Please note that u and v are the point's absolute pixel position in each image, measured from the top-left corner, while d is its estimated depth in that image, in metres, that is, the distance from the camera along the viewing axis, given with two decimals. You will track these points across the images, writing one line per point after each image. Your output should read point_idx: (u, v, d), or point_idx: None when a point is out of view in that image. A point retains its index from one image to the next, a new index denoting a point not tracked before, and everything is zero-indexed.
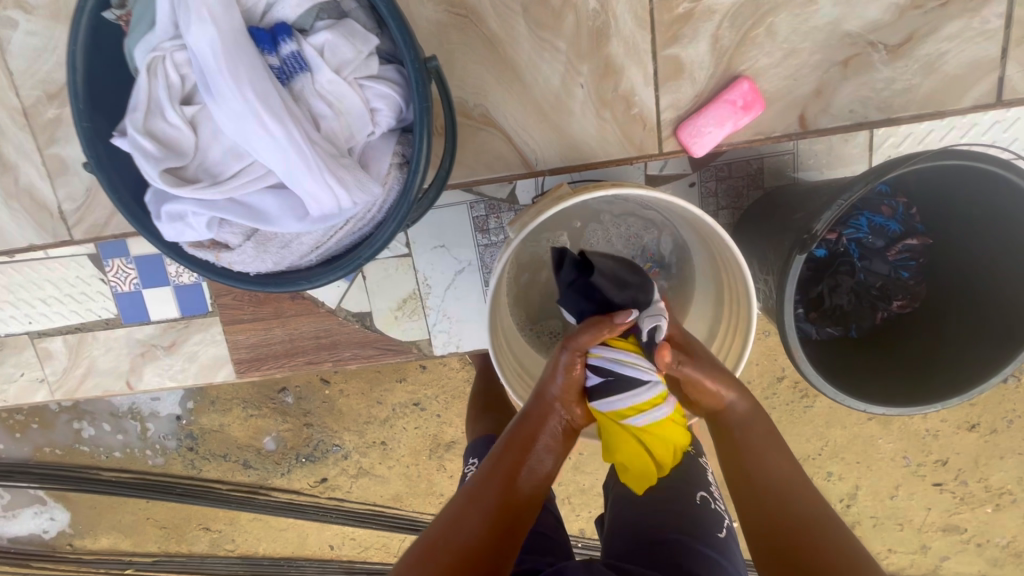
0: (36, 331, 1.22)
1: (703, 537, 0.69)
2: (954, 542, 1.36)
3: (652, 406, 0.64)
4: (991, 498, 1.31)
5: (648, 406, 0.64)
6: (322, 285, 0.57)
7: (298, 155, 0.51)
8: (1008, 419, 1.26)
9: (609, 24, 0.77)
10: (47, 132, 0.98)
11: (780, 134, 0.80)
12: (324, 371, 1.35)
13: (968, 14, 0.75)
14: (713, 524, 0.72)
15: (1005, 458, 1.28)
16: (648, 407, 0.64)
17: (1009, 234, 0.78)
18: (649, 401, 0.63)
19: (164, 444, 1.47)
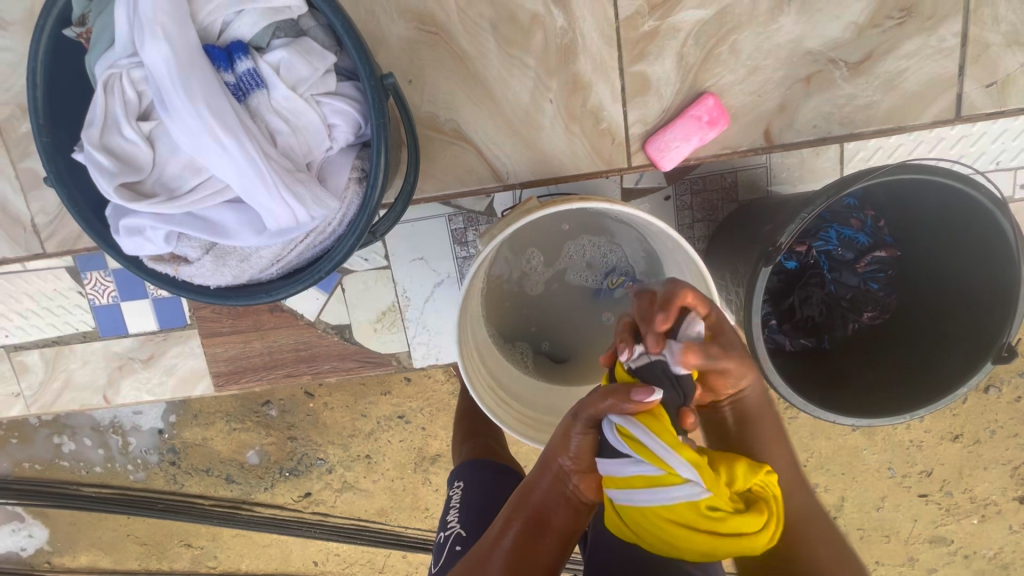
0: (13, 344, 1.21)
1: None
2: (942, 554, 1.36)
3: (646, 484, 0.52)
4: (977, 509, 1.32)
5: (627, 484, 0.53)
6: (282, 299, 0.58)
7: (253, 169, 0.51)
8: (990, 429, 1.26)
9: (577, 41, 0.78)
10: (20, 146, 0.97)
11: (745, 149, 0.82)
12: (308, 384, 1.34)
13: (926, 32, 0.77)
14: None
15: (988, 468, 1.29)
16: (627, 486, 0.53)
17: (970, 246, 0.79)
18: (624, 477, 0.53)
19: (145, 458, 1.45)
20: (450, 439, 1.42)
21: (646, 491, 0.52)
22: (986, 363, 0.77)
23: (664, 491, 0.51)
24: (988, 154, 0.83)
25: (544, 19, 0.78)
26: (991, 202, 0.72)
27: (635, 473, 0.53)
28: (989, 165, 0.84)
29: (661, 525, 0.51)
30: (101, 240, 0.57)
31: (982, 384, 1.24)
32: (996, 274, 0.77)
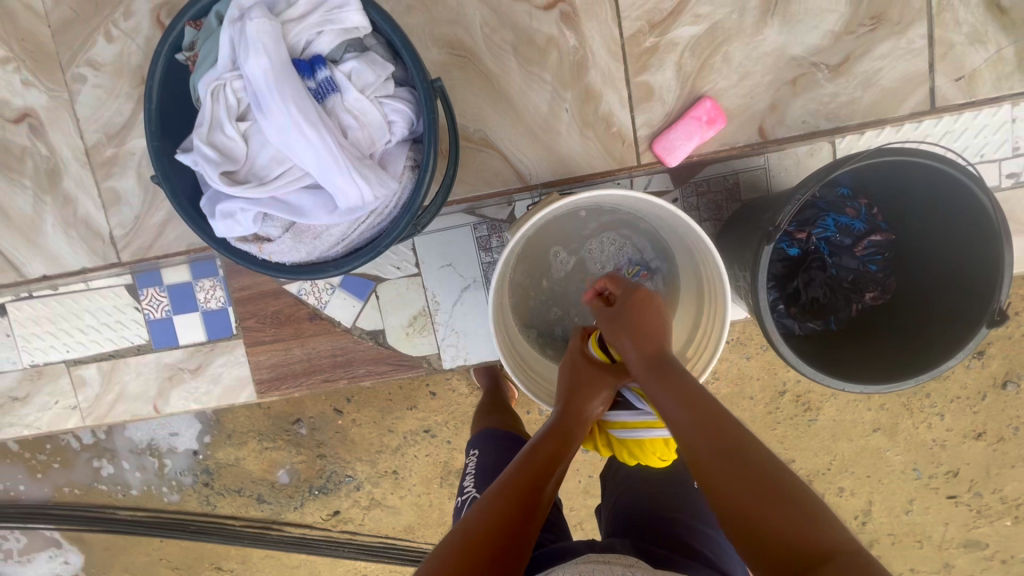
0: (72, 359, 1.31)
1: (701, 516, 0.84)
2: (977, 559, 1.35)
3: (645, 426, 0.82)
4: (1008, 510, 1.32)
5: (633, 426, 0.83)
6: (346, 272, 0.67)
7: (331, 155, 0.61)
8: (1013, 426, 1.28)
9: (588, 57, 0.90)
10: (104, 168, 1.13)
11: (742, 145, 0.91)
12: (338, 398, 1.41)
13: (896, 36, 0.88)
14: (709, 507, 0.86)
15: (1015, 466, 1.30)
16: (633, 426, 0.83)
17: (957, 221, 0.86)
18: (636, 421, 0.82)
19: (179, 480, 1.52)
20: None
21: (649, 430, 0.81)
22: (981, 329, 0.81)
23: (654, 430, 0.81)
24: (973, 147, 0.90)
25: (558, 41, 0.90)
26: (970, 179, 0.79)
27: (642, 418, 0.82)
28: (976, 157, 0.91)
29: (644, 443, 0.83)
30: (196, 226, 0.67)
31: (999, 381, 1.26)
32: (980, 245, 0.83)
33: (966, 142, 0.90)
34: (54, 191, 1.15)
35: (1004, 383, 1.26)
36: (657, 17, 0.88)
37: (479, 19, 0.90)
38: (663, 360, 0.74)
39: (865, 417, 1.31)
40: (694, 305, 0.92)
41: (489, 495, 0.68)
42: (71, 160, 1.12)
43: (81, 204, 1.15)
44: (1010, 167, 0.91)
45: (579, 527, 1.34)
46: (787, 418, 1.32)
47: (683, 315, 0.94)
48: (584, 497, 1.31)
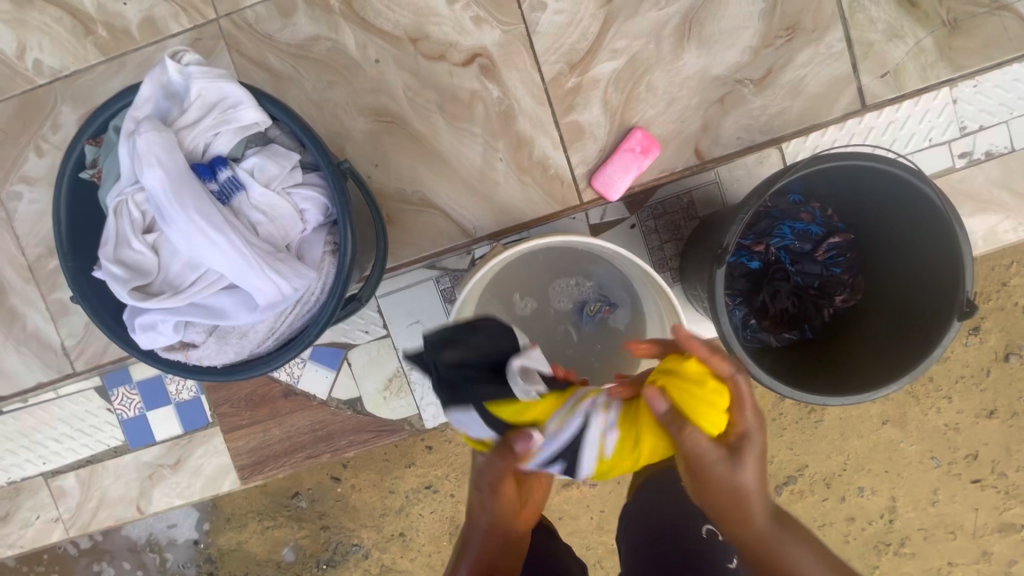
0: (50, 471, 1.27)
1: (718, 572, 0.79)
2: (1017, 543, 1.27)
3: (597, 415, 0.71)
4: None
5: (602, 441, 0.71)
6: (279, 367, 0.65)
7: (240, 256, 0.59)
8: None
9: (514, 106, 0.90)
10: (49, 280, 1.12)
11: (681, 168, 0.90)
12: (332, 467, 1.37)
13: (813, 43, 0.88)
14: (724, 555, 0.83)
15: None
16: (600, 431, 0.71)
17: (908, 215, 0.84)
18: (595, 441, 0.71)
19: (183, 573, 1.46)
20: None
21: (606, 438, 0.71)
22: (953, 324, 0.78)
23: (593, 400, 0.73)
24: (919, 133, 0.89)
25: (482, 94, 0.90)
26: (906, 174, 0.78)
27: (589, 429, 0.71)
28: (924, 142, 0.89)
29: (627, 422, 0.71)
30: (120, 340, 0.65)
31: (1000, 354, 1.22)
32: (933, 237, 0.81)
33: (912, 130, 0.88)
34: (7, 310, 1.14)
35: (1004, 355, 1.22)
36: (576, 57, 0.89)
37: (401, 84, 0.90)
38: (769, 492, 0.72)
39: (872, 409, 1.26)
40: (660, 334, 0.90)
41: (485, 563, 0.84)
42: (16, 276, 1.12)
43: (31, 318, 1.14)
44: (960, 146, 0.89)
45: (598, 568, 1.27)
46: (791, 423, 1.26)
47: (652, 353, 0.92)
48: (599, 536, 1.25)
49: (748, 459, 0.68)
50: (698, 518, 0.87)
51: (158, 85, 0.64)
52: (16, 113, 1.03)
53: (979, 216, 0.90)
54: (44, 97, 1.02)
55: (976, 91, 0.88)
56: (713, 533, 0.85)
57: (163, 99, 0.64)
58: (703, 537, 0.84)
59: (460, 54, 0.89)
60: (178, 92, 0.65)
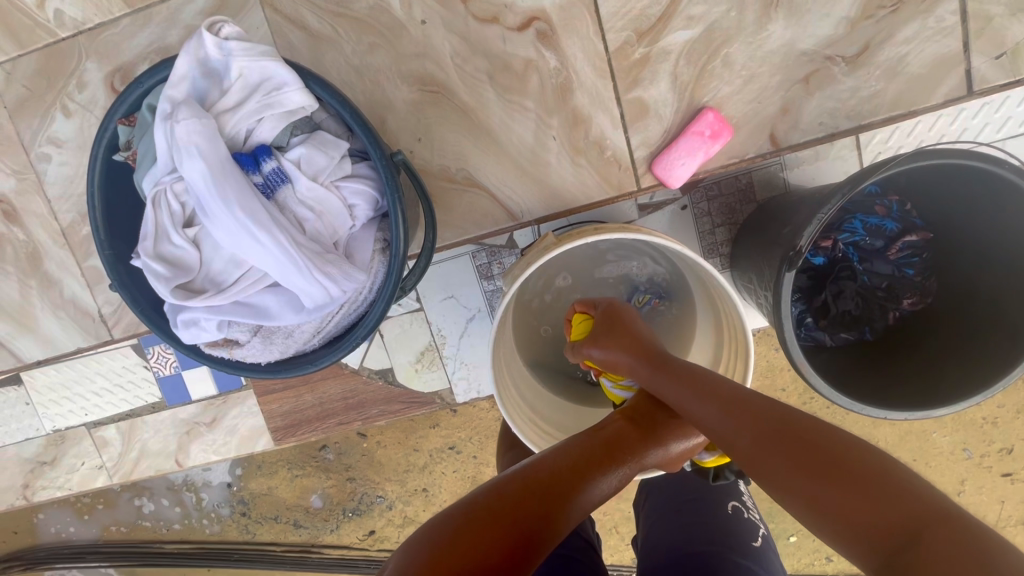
0: (92, 422, 1.31)
1: (738, 546, 0.77)
2: None
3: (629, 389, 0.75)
4: None
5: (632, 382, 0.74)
6: (325, 368, 0.63)
7: (287, 258, 0.56)
8: None
9: (572, 78, 0.81)
10: (83, 247, 1.10)
11: (753, 156, 0.82)
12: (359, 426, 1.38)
13: (922, 15, 0.76)
14: (748, 534, 0.80)
15: None
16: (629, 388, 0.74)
17: (1000, 223, 0.75)
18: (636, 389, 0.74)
19: (217, 512, 1.52)
20: None
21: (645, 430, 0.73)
22: None
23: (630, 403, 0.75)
24: (1016, 118, 0.78)
25: (537, 64, 0.81)
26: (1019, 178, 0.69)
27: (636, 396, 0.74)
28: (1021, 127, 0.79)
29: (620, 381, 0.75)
30: (162, 333, 0.63)
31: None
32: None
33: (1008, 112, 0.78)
34: (43, 274, 1.13)
35: None
36: (646, 24, 0.79)
37: (449, 49, 0.82)
38: (667, 358, 0.66)
39: None
40: (712, 328, 0.83)
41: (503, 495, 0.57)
42: (49, 241, 1.10)
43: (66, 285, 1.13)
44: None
45: (613, 532, 1.23)
46: (826, 410, 1.20)
47: (698, 353, 0.85)
48: (618, 503, 1.20)
49: (602, 346, 0.71)
50: (724, 495, 0.86)
51: (194, 61, 0.58)
52: (40, 69, 0.97)
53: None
54: (69, 52, 0.96)
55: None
56: (738, 510, 0.84)
57: (201, 78, 0.59)
58: (727, 512, 0.83)
59: (515, 17, 0.80)
60: (217, 71, 0.60)
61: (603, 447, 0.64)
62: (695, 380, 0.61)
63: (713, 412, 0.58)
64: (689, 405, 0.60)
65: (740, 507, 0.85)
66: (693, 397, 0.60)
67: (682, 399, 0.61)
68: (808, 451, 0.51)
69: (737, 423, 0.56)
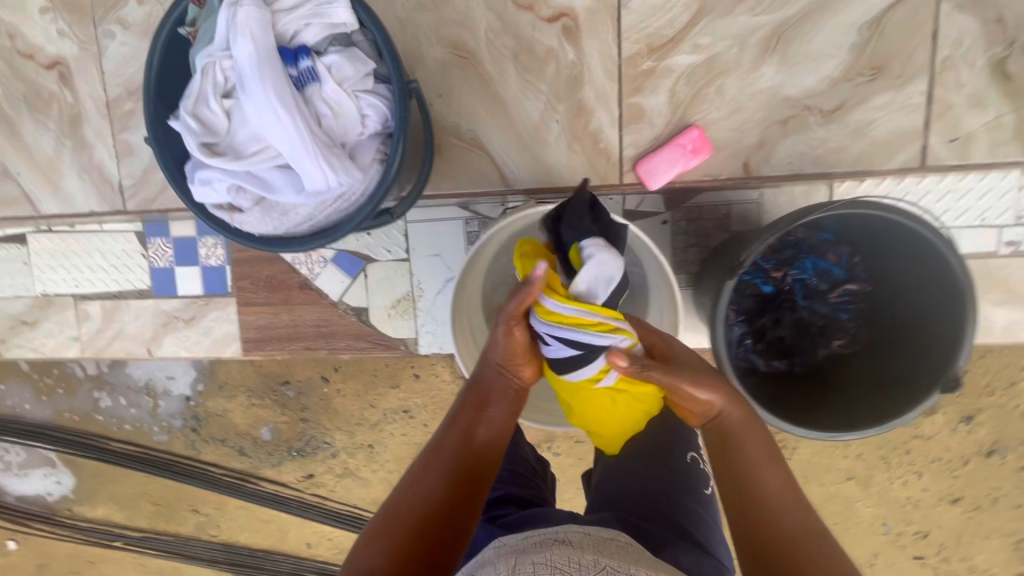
0: (80, 294, 1.38)
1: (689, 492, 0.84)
2: None
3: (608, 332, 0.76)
4: None
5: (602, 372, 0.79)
6: (308, 250, 0.72)
7: (301, 140, 0.66)
8: (993, 497, 1.24)
9: (584, 73, 0.92)
10: (121, 120, 1.24)
11: (725, 177, 0.92)
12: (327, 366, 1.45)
13: (894, 89, 0.87)
14: (700, 483, 0.87)
15: (987, 537, 1.26)
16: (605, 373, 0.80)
17: (930, 286, 0.85)
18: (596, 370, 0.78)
19: (170, 422, 1.54)
20: None
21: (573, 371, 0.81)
22: (935, 392, 0.82)
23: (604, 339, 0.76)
24: (974, 211, 0.91)
25: (557, 54, 0.92)
26: (940, 243, 0.79)
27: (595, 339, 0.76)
28: (976, 220, 0.92)
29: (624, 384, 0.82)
30: (177, 186, 0.72)
31: (984, 449, 1.21)
32: (945, 314, 0.83)
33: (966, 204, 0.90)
34: (79, 137, 1.25)
35: (995, 453, 1.20)
36: (658, 41, 0.90)
37: (484, 23, 0.92)
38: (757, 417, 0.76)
39: (841, 464, 1.26)
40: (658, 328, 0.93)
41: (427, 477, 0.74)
42: (93, 111, 1.23)
43: (96, 150, 1.25)
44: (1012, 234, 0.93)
45: None
46: None
47: None
48: None
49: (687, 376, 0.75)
50: (685, 445, 0.90)
51: None
52: None
53: (1004, 307, 0.96)
54: None
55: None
56: (696, 460, 0.89)
57: None
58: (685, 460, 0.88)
59: (548, 9, 0.91)
60: None
61: (477, 403, 0.81)
62: (767, 449, 0.73)
63: (768, 468, 0.71)
64: (753, 452, 0.73)
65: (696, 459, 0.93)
66: (757, 451, 0.73)
67: (748, 447, 0.73)
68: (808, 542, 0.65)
69: (779, 494, 0.69)
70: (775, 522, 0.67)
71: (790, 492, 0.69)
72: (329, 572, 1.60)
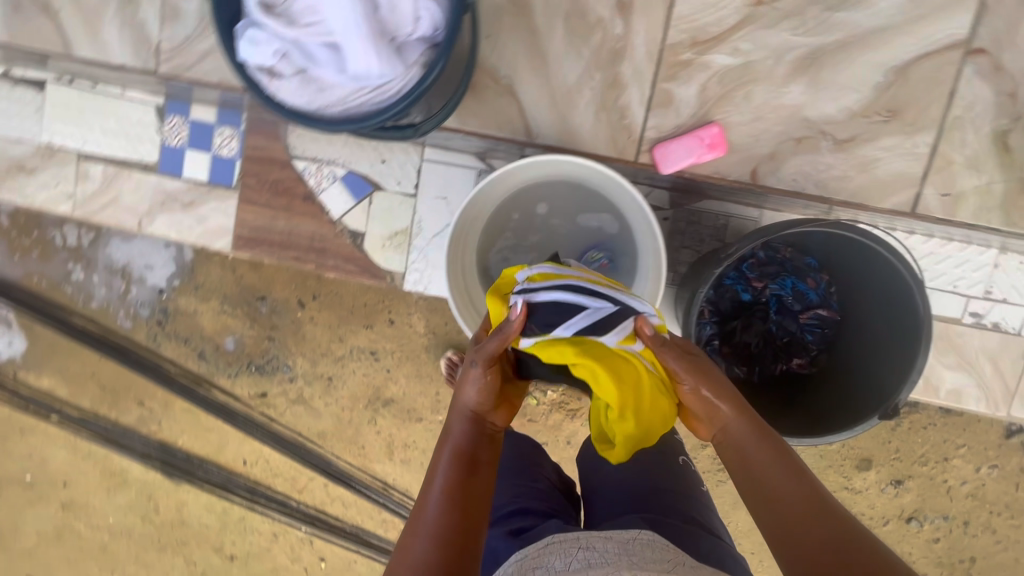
0: (85, 154, 1.41)
1: (687, 486, 1.06)
2: None
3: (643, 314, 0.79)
4: None
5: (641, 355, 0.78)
6: (334, 130, 0.77)
7: (355, 24, 0.72)
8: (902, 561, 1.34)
9: (627, 48, 0.96)
10: None
11: (733, 178, 0.97)
12: (307, 287, 1.48)
13: (904, 134, 0.93)
14: (695, 480, 1.10)
15: None
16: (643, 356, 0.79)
17: (893, 321, 0.91)
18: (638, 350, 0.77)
19: (138, 310, 1.52)
20: (408, 389, 1.51)
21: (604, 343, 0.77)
22: (874, 417, 0.86)
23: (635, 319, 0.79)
24: (948, 276, 1.00)
25: (607, 25, 0.96)
26: (911, 280, 0.84)
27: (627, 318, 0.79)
28: (948, 285, 1.01)
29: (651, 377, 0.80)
30: (226, 40, 0.77)
31: (905, 514, 1.32)
32: (904, 349, 0.87)
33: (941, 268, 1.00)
34: None
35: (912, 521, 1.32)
36: (702, 36, 0.94)
37: None
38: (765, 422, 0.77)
39: None
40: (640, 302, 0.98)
41: (435, 542, 0.70)
42: None
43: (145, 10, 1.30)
44: (977, 307, 1.03)
45: None
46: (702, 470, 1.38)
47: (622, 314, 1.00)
48: None
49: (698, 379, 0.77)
50: (677, 452, 1.14)
51: None
52: None
53: (955, 372, 1.05)
54: None
55: (1019, 267, 1.00)
56: (686, 462, 1.12)
57: None
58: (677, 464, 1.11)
59: None
60: None
61: (466, 460, 0.78)
62: (783, 455, 0.74)
63: (787, 477, 0.71)
64: (769, 464, 0.73)
65: (687, 461, 1.14)
66: (773, 462, 0.73)
67: (763, 462, 0.74)
68: (850, 545, 0.64)
69: (806, 503, 0.69)
70: (814, 536, 0.66)
71: (815, 495, 0.69)
72: (258, 495, 1.58)
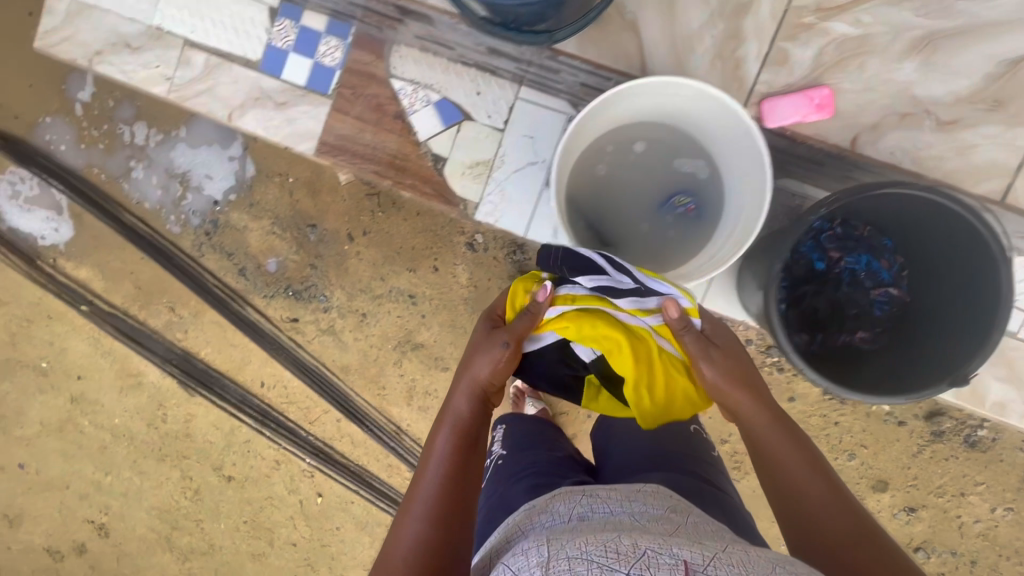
0: (191, 42, 1.37)
1: (696, 454, 1.05)
2: None
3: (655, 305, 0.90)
4: None
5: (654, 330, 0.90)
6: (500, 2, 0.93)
7: None
8: None
9: (753, 6, 1.02)
10: None
11: (833, 142, 1.01)
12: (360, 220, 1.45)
13: (1003, 125, 0.99)
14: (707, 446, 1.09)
15: None
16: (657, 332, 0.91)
17: (970, 298, 0.93)
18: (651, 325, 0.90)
19: (188, 218, 1.48)
20: (438, 337, 1.49)
21: (618, 314, 0.90)
22: (941, 384, 0.88)
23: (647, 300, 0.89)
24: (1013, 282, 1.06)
25: None
26: (998, 254, 0.87)
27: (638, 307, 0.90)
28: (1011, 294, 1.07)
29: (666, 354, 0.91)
30: None
31: None
32: (981, 324, 0.90)
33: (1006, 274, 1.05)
34: None
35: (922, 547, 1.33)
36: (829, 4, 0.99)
37: None
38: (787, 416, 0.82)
39: None
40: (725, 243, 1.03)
41: (422, 517, 0.73)
42: None
43: None
44: None
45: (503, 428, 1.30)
46: None
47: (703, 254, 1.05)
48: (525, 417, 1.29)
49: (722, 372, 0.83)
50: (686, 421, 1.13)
51: None
52: None
53: None
54: None
55: None
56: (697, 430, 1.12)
57: None
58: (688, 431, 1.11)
59: None
60: None
61: (465, 439, 0.80)
62: (804, 449, 0.78)
63: (806, 470, 0.76)
64: (789, 456, 0.77)
65: (699, 430, 1.13)
66: (794, 455, 0.77)
67: (784, 451, 0.78)
68: (865, 541, 0.68)
69: (825, 495, 0.73)
70: (828, 528, 0.70)
71: (835, 488, 0.74)
72: (270, 419, 1.54)
